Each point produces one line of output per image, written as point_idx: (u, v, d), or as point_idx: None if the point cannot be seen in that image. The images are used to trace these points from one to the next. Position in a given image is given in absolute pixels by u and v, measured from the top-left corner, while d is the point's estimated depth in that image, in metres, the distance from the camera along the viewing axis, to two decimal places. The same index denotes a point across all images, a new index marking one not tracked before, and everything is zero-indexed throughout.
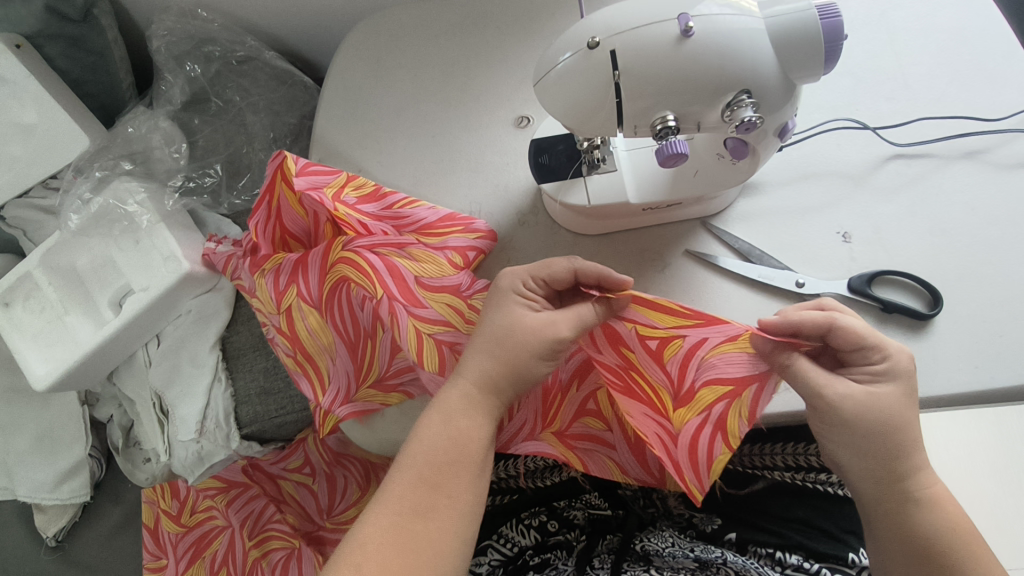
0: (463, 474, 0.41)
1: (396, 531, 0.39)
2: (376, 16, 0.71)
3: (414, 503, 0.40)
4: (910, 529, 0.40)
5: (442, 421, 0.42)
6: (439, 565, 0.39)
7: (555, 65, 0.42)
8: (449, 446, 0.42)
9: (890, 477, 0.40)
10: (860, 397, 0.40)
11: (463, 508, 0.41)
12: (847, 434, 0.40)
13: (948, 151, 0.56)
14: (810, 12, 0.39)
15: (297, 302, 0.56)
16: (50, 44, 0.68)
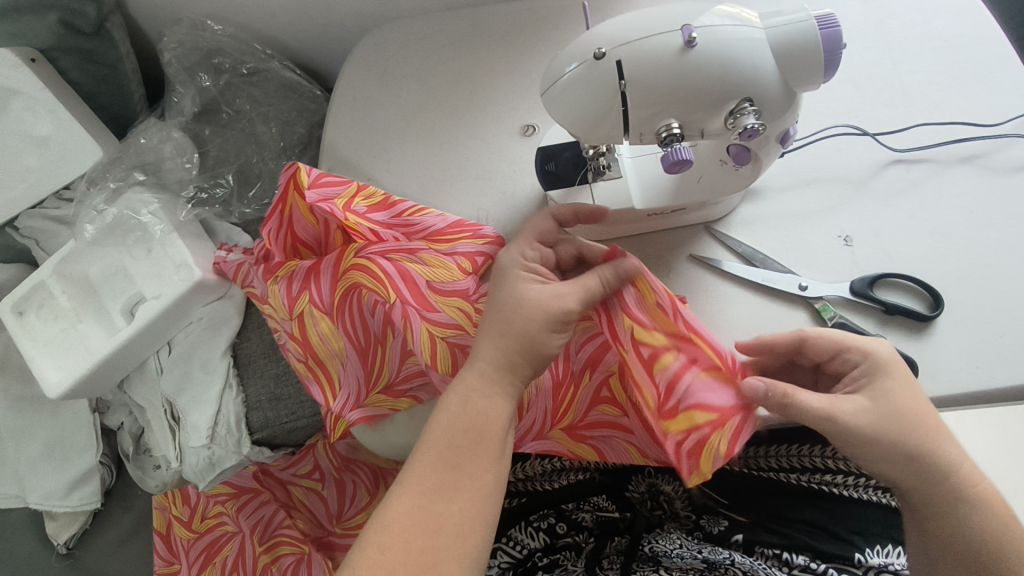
0: (484, 453, 0.41)
1: (424, 512, 0.39)
2: (383, 29, 0.72)
3: (436, 482, 0.40)
4: (960, 531, 0.40)
5: (464, 398, 0.42)
6: (461, 547, 0.38)
7: (562, 75, 0.43)
8: (479, 427, 0.41)
9: (935, 478, 0.41)
10: (867, 414, 0.41)
11: (485, 488, 0.40)
12: (880, 451, 0.40)
13: (946, 156, 0.57)
14: (810, 23, 0.41)
15: (308, 309, 0.57)
16: (64, 57, 0.70)
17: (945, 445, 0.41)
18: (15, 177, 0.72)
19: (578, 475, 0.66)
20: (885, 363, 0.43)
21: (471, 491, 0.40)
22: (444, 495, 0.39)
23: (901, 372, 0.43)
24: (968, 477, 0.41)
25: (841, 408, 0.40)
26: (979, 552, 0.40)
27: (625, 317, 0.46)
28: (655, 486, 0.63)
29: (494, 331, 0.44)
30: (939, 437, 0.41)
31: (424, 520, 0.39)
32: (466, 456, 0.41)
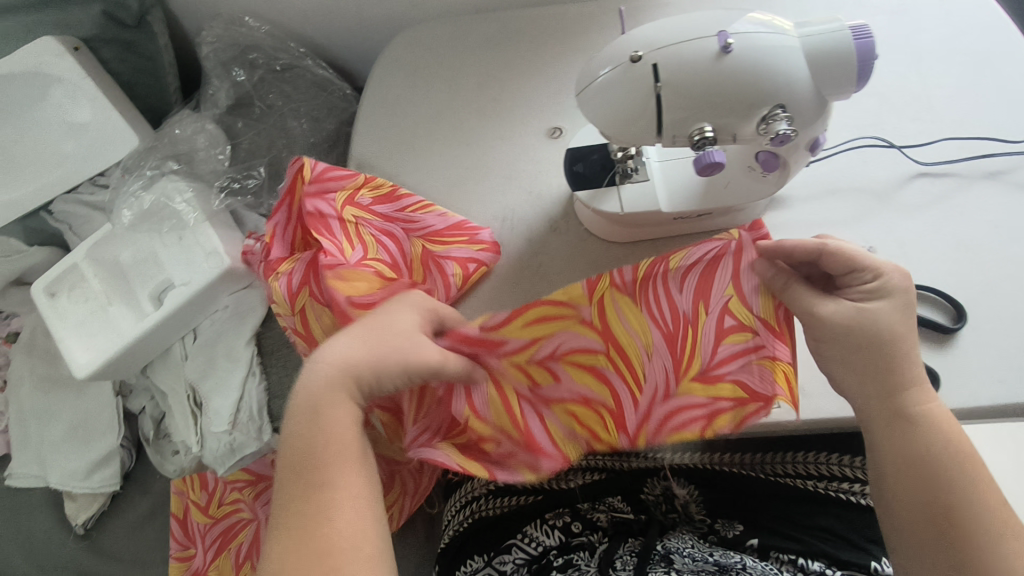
0: (348, 457, 0.40)
1: (310, 549, 0.36)
2: (414, 29, 0.74)
3: (305, 505, 0.38)
4: (899, 444, 0.41)
5: (308, 419, 0.40)
6: (359, 555, 0.36)
7: (597, 77, 0.44)
8: (303, 454, 0.40)
9: (888, 394, 0.42)
10: (849, 313, 0.43)
11: (357, 489, 0.39)
12: (843, 346, 0.43)
13: (971, 171, 0.58)
14: (844, 33, 0.42)
15: (309, 302, 0.58)
16: (105, 47, 0.72)
17: (910, 366, 0.42)
18: (53, 162, 0.75)
19: (593, 475, 0.66)
20: (895, 286, 0.43)
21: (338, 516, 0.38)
22: (327, 525, 0.37)
23: (904, 298, 0.42)
24: (921, 397, 0.42)
25: (824, 303, 0.43)
26: (922, 465, 0.41)
27: (730, 283, 0.47)
28: (669, 489, 0.64)
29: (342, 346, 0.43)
30: (908, 352, 0.42)
31: (307, 559, 0.36)
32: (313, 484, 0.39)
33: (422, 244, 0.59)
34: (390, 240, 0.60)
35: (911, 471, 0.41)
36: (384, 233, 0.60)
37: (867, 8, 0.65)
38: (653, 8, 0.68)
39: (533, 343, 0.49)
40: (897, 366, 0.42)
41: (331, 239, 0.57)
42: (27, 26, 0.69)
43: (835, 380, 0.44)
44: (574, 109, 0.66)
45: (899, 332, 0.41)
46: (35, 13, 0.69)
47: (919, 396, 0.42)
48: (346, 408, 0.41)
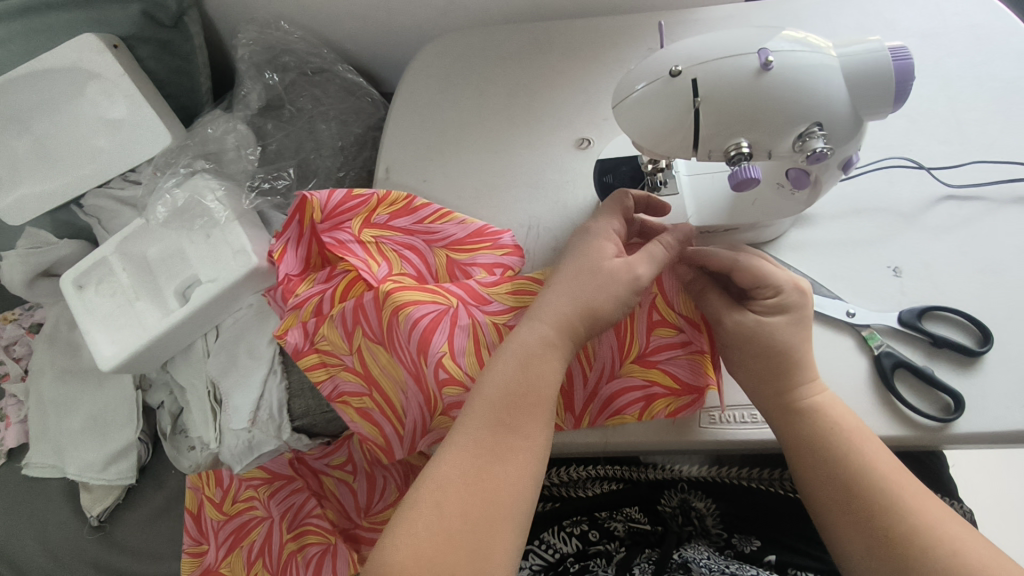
0: (532, 417, 0.45)
1: (472, 476, 0.43)
2: (446, 38, 0.75)
3: (475, 458, 0.43)
4: (798, 433, 0.47)
5: (521, 365, 0.46)
6: (502, 507, 0.42)
7: (634, 90, 0.44)
8: (546, 395, 0.46)
9: (775, 392, 0.48)
10: (749, 324, 0.49)
11: (531, 448, 0.44)
12: (744, 350, 0.49)
13: (1000, 195, 0.58)
14: (883, 54, 0.42)
15: (365, 341, 0.56)
16: (142, 46, 0.74)
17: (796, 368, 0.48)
18: (86, 157, 0.77)
19: (611, 485, 0.67)
20: (791, 302, 0.48)
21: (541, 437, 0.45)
22: (489, 451, 0.44)
23: (799, 312, 0.48)
24: (813, 390, 0.48)
25: (729, 312, 0.50)
26: (817, 449, 0.46)
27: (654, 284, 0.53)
28: (686, 502, 0.64)
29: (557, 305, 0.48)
30: (801, 355, 0.48)
31: (459, 487, 0.42)
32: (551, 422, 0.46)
33: (445, 254, 0.60)
34: (413, 253, 0.60)
35: (813, 458, 0.46)
36: (406, 246, 0.60)
37: (897, 31, 0.66)
38: (684, 24, 0.69)
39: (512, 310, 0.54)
40: (792, 365, 0.48)
41: (355, 257, 0.59)
42: (67, 23, 0.70)
43: (744, 383, 0.50)
44: (603, 121, 0.66)
45: (791, 346, 0.47)
46: (75, 9, 0.70)
47: (810, 391, 0.48)
48: (559, 348, 0.47)
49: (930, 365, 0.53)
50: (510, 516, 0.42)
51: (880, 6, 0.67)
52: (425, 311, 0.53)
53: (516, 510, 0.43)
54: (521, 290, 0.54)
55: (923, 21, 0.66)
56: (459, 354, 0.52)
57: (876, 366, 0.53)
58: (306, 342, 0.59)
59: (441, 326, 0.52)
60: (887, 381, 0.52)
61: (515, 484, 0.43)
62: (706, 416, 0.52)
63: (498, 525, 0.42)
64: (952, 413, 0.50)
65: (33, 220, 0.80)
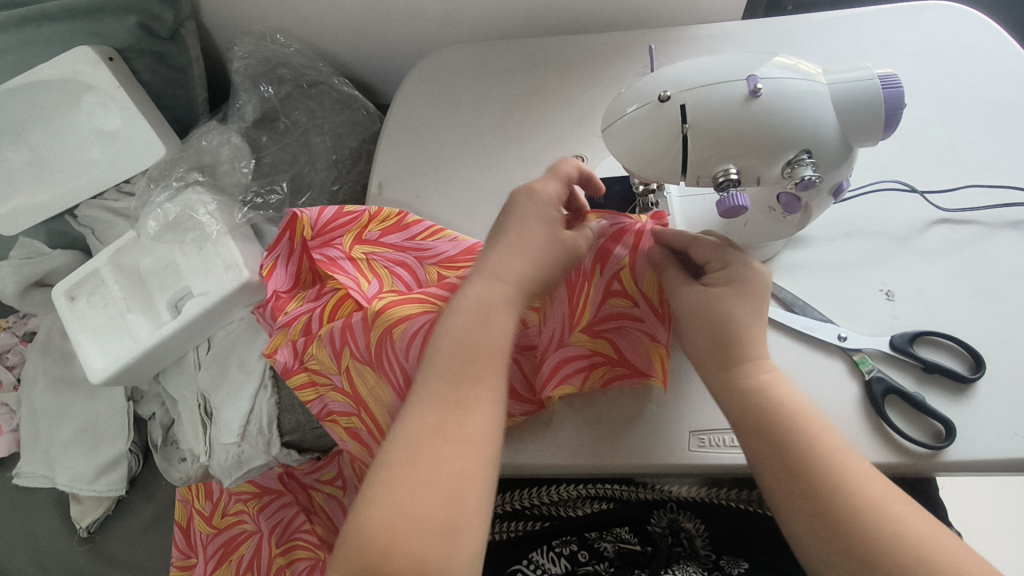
0: (483, 372, 0.42)
1: (439, 428, 0.40)
2: (442, 52, 0.75)
3: (432, 421, 0.40)
4: (752, 408, 0.44)
5: (471, 317, 0.44)
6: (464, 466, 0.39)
7: (623, 114, 0.44)
8: (499, 343, 0.44)
9: (725, 366, 0.46)
10: (703, 297, 0.47)
11: (486, 405, 0.41)
12: (697, 323, 0.47)
13: (994, 220, 0.57)
14: (873, 82, 0.42)
15: (352, 361, 0.55)
16: (139, 58, 0.74)
17: (747, 342, 0.46)
18: (81, 168, 0.77)
19: (602, 504, 0.66)
20: (746, 275, 0.47)
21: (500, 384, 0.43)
22: (454, 402, 0.41)
23: (750, 283, 0.47)
24: (766, 368, 0.45)
25: (683, 283, 0.49)
26: (767, 424, 0.43)
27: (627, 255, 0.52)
28: (676, 522, 0.64)
29: (500, 264, 0.46)
30: (756, 331, 0.46)
31: (428, 446, 0.39)
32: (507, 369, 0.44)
33: (436, 270, 0.59)
34: (404, 269, 0.60)
35: (767, 434, 0.43)
36: (397, 262, 0.60)
37: (893, 53, 0.66)
38: (678, 43, 0.69)
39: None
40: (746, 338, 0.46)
41: (345, 276, 0.58)
42: (63, 35, 0.70)
43: (698, 359, 0.47)
44: (596, 139, 0.66)
45: (739, 315, 0.46)
46: (71, 22, 0.70)
47: (764, 368, 0.45)
48: (505, 302, 0.45)
49: (921, 391, 0.52)
50: (472, 468, 0.39)
51: (876, 27, 0.67)
52: (419, 324, 0.52)
53: (489, 460, 0.40)
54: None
55: (919, 43, 0.66)
56: None
57: (866, 392, 0.52)
58: (295, 361, 0.59)
59: None
60: (877, 407, 0.51)
61: (484, 433, 0.40)
62: (695, 440, 0.52)
63: (471, 476, 0.38)
64: (943, 440, 0.50)
65: (28, 230, 0.80)
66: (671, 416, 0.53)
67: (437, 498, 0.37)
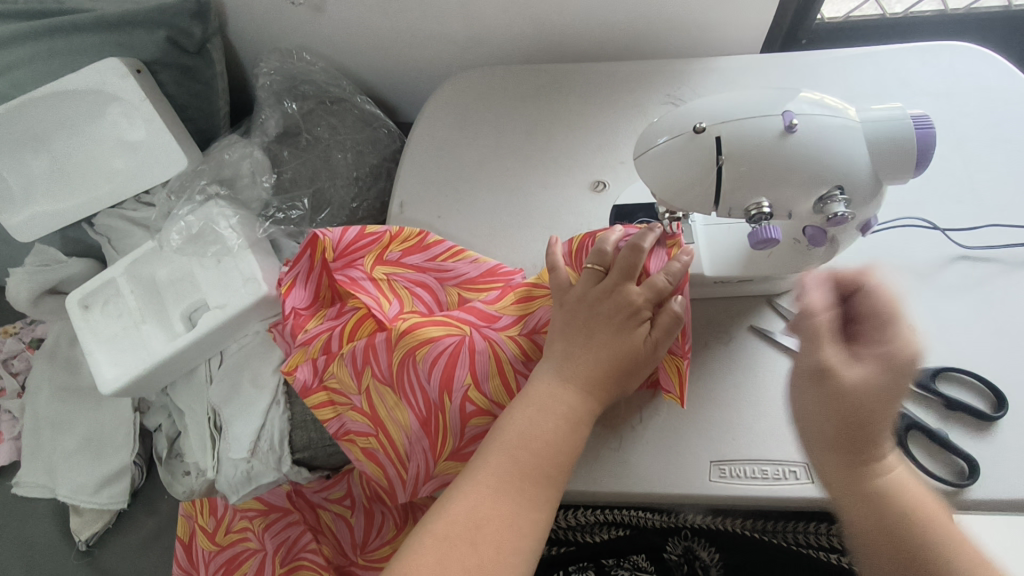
0: (552, 467, 0.45)
1: (484, 523, 0.43)
2: (466, 75, 0.76)
3: (499, 503, 0.43)
4: (887, 504, 0.41)
5: (532, 411, 0.46)
6: (515, 556, 0.42)
7: (652, 146, 0.45)
8: (556, 443, 0.45)
9: (853, 441, 0.42)
10: (872, 377, 0.41)
11: (550, 500, 0.45)
12: (838, 407, 0.42)
13: (1014, 258, 0.58)
14: (906, 122, 0.43)
15: (373, 382, 0.55)
16: (164, 71, 0.75)
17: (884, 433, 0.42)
18: (101, 177, 0.77)
19: (619, 531, 0.65)
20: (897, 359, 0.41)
21: (551, 485, 0.45)
22: (501, 496, 0.44)
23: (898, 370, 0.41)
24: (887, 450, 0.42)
25: (825, 344, 0.43)
26: (898, 516, 0.40)
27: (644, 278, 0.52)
28: (691, 550, 0.64)
29: (571, 356, 0.48)
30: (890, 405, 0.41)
31: (463, 527, 0.42)
32: (563, 472, 0.45)
33: (457, 292, 0.60)
34: (424, 290, 0.61)
35: (885, 517, 0.40)
36: (418, 283, 0.61)
37: (912, 90, 0.67)
38: (700, 75, 0.70)
39: (520, 319, 0.55)
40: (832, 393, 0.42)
41: (367, 295, 0.58)
42: (93, 46, 0.72)
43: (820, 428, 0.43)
44: (618, 165, 0.66)
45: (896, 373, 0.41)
46: (101, 33, 0.71)
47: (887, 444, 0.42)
48: (573, 400, 0.47)
49: (944, 429, 0.52)
50: (521, 556, 0.42)
51: (895, 65, 0.69)
52: (443, 345, 0.53)
53: (521, 559, 0.42)
54: (526, 297, 0.56)
55: (938, 81, 0.67)
56: (483, 381, 0.52)
57: (889, 427, 0.52)
58: (315, 379, 0.59)
59: (461, 359, 0.52)
60: (900, 443, 0.51)
61: (526, 533, 0.43)
62: (717, 471, 0.52)
63: (508, 570, 0.42)
64: (966, 479, 0.49)
65: (43, 237, 0.80)
66: (694, 446, 0.53)
67: None
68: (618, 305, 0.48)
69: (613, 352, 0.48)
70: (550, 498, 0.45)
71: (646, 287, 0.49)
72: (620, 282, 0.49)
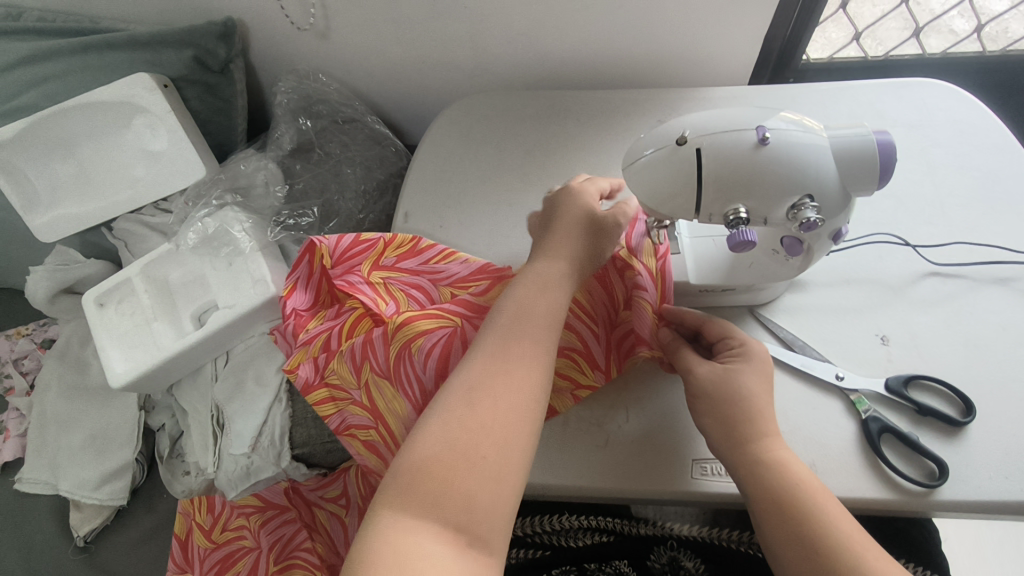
0: (540, 330, 0.46)
1: (485, 393, 0.42)
2: (470, 99, 0.81)
3: (496, 375, 0.43)
4: (760, 482, 0.47)
5: (510, 298, 0.48)
6: (523, 416, 0.42)
7: (640, 156, 0.49)
8: (542, 312, 0.47)
9: (739, 440, 0.49)
10: (718, 372, 0.51)
11: (545, 346, 0.46)
12: (709, 402, 0.51)
13: (981, 275, 0.61)
14: (869, 138, 0.47)
15: (372, 377, 0.58)
16: (189, 87, 0.80)
17: (758, 418, 0.49)
18: (123, 185, 0.83)
19: (601, 536, 0.67)
20: (755, 352, 0.53)
21: (548, 344, 0.46)
22: (497, 364, 0.44)
23: (761, 363, 0.52)
24: (769, 445, 0.48)
25: (698, 362, 0.52)
26: (778, 494, 0.46)
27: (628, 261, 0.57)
28: (676, 560, 0.64)
29: (542, 255, 0.52)
30: (757, 404, 0.50)
31: (466, 402, 0.42)
32: (553, 319, 0.47)
33: (449, 291, 0.63)
34: (419, 291, 0.63)
35: (775, 512, 0.46)
36: (413, 285, 0.64)
37: (886, 121, 0.72)
38: (688, 103, 0.75)
39: None
40: None
41: (364, 296, 0.62)
42: (124, 62, 0.77)
43: (709, 438, 0.50)
44: None
45: (753, 388, 0.50)
46: (133, 50, 0.77)
47: (769, 443, 0.49)
48: (550, 281, 0.49)
49: (915, 432, 0.54)
50: (529, 416, 0.42)
51: (871, 98, 0.74)
52: (437, 338, 0.55)
53: (528, 413, 0.42)
54: None
55: (910, 113, 0.72)
56: None
57: (863, 430, 0.54)
58: (316, 377, 0.61)
59: (454, 349, 0.55)
60: (873, 444, 0.53)
61: (530, 388, 0.43)
62: (699, 469, 0.54)
63: (518, 433, 0.41)
64: (936, 479, 0.51)
65: (64, 239, 0.84)
66: (678, 445, 0.55)
67: (485, 446, 0.40)
68: (565, 210, 0.54)
69: (574, 245, 0.52)
70: (546, 344, 0.46)
71: (588, 198, 0.55)
72: (567, 199, 0.55)
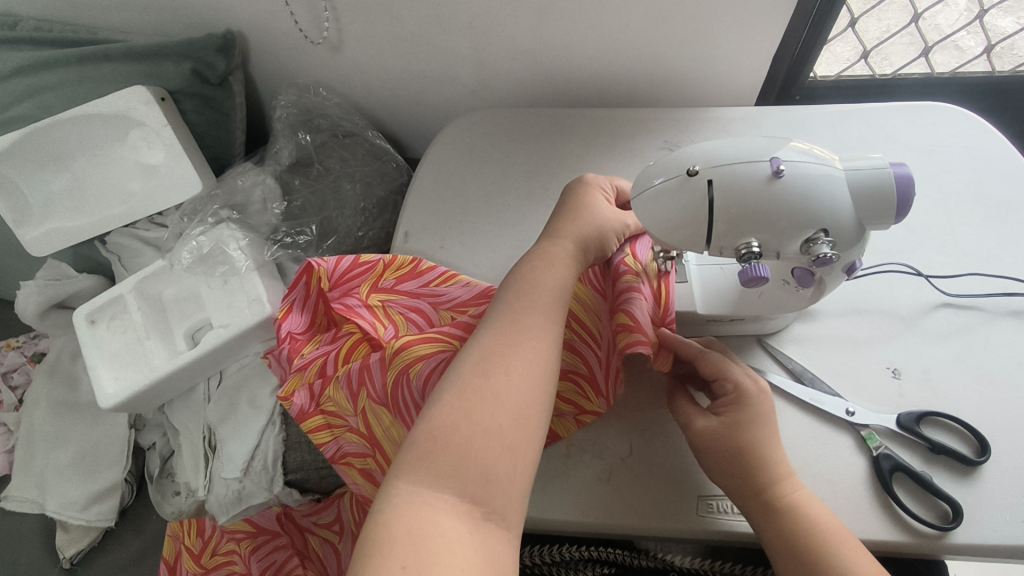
0: (547, 311, 0.47)
1: (495, 368, 0.42)
2: (473, 115, 0.79)
3: (506, 351, 0.43)
4: (780, 534, 0.46)
5: (517, 282, 0.49)
6: (535, 388, 0.42)
7: (649, 185, 0.47)
8: (548, 297, 0.48)
9: (751, 492, 0.47)
10: (716, 427, 0.49)
11: (552, 328, 0.46)
12: (713, 457, 0.49)
13: (995, 308, 0.60)
14: (886, 171, 0.46)
15: (368, 403, 0.56)
16: (187, 100, 0.79)
17: (764, 467, 0.47)
18: (117, 199, 0.81)
19: (602, 569, 0.65)
20: (749, 393, 0.50)
21: (554, 323, 0.47)
22: (507, 339, 0.44)
23: (757, 405, 0.49)
24: (784, 491, 0.47)
25: (696, 417, 0.51)
26: (800, 545, 0.45)
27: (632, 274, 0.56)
28: None
29: (548, 244, 0.52)
30: (763, 451, 0.48)
31: (477, 376, 0.42)
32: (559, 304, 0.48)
33: (450, 315, 0.60)
34: (418, 314, 0.61)
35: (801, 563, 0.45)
36: (412, 308, 0.62)
37: (897, 146, 0.70)
38: (695, 124, 0.73)
39: None
40: None
41: (362, 320, 0.60)
42: (121, 74, 0.76)
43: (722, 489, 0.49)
44: None
45: (752, 439, 0.48)
46: (130, 62, 0.75)
47: (786, 487, 0.47)
48: (556, 270, 0.50)
49: (928, 471, 0.53)
50: (540, 389, 0.42)
51: (881, 122, 0.72)
52: (436, 365, 0.53)
53: (539, 385, 0.42)
54: None
55: (922, 138, 0.71)
56: None
57: (874, 468, 0.53)
58: (312, 404, 0.59)
59: None
60: (885, 484, 0.51)
61: (539, 364, 0.43)
62: (705, 505, 0.52)
63: (529, 404, 0.41)
64: (950, 521, 0.50)
65: (56, 253, 0.83)
66: (684, 482, 0.53)
67: (498, 415, 0.40)
68: (570, 206, 0.56)
69: (581, 235, 0.53)
70: (552, 326, 0.46)
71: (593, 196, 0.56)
72: (572, 196, 0.57)
